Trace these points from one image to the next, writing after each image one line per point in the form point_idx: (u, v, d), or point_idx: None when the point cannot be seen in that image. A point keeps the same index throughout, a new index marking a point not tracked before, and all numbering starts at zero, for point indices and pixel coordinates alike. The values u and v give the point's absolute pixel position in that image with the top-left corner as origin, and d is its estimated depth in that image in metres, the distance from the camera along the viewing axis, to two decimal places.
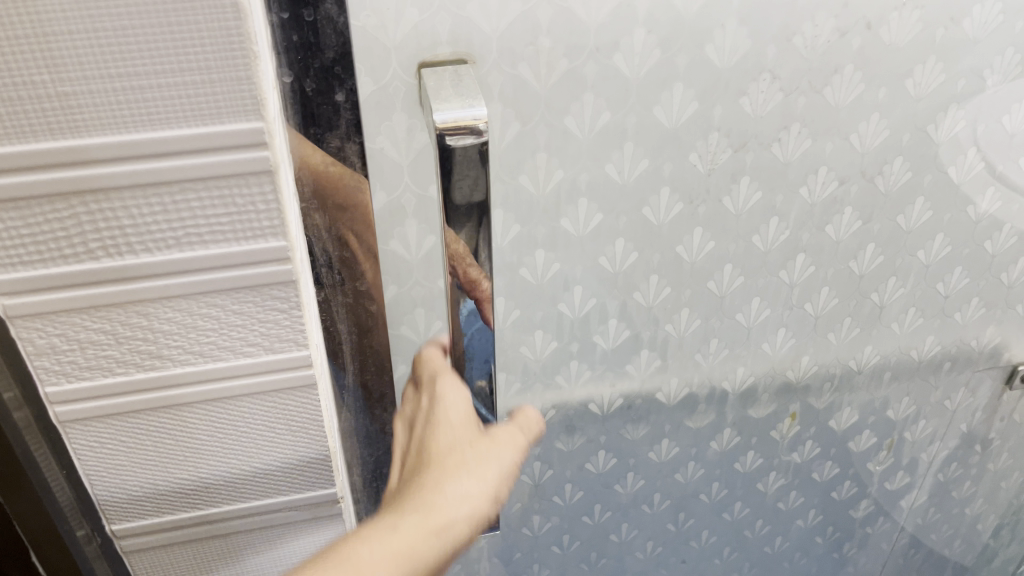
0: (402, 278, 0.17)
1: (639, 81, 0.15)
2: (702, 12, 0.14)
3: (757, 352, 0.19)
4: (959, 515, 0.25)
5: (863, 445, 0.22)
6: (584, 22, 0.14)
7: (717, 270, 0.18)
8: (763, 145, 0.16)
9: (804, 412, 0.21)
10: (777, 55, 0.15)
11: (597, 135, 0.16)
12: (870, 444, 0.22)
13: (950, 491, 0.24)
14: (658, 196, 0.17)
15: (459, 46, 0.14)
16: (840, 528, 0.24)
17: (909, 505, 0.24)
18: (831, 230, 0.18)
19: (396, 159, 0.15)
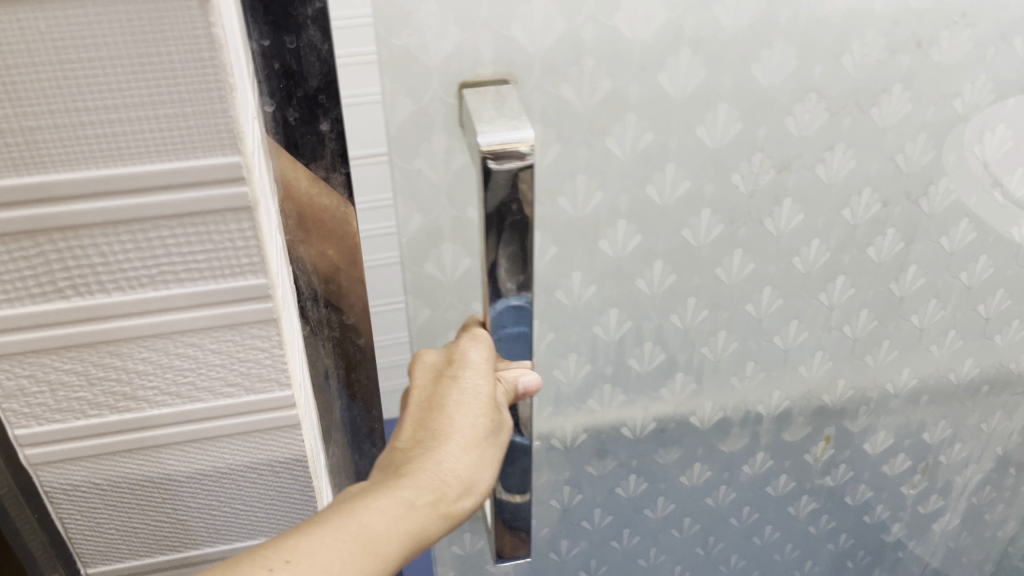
0: (435, 300, 0.17)
1: (682, 100, 0.15)
2: (748, 29, 0.14)
3: (793, 375, 0.19)
4: (991, 537, 0.25)
5: (898, 468, 0.22)
6: (628, 39, 0.14)
7: (756, 292, 0.17)
8: (808, 165, 0.16)
9: (838, 435, 0.20)
10: (825, 74, 0.15)
11: (638, 156, 0.15)
12: (905, 467, 0.22)
13: (983, 513, 0.24)
14: (698, 218, 0.16)
15: (501, 65, 0.14)
16: (870, 552, 0.23)
17: (942, 528, 0.24)
18: (873, 251, 0.17)
19: (434, 180, 0.15)
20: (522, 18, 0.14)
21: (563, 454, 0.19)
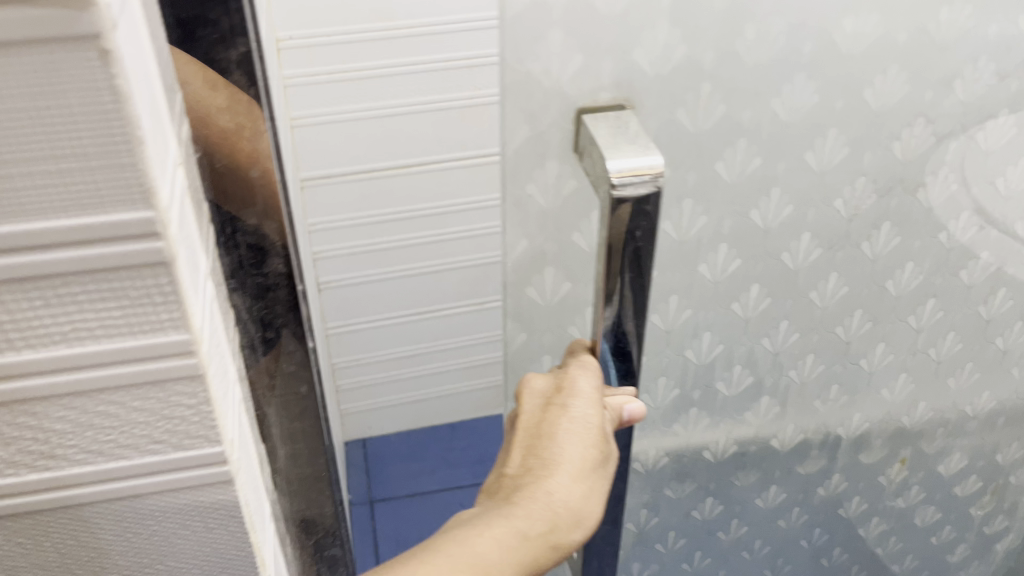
0: (532, 324, 0.17)
1: (796, 124, 0.15)
2: (866, 51, 0.14)
3: (874, 398, 0.19)
4: None
5: (968, 489, 0.22)
6: (749, 63, 0.14)
7: (846, 317, 0.18)
8: (910, 189, 0.16)
9: (912, 458, 0.21)
10: (933, 99, 0.15)
11: (748, 179, 0.15)
12: (974, 488, 0.22)
13: None
14: (800, 240, 0.16)
15: (619, 91, 0.14)
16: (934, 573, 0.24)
17: (1005, 550, 0.24)
18: (964, 276, 0.18)
19: (542, 207, 0.15)
20: (645, 44, 0.14)
21: (643, 477, 0.19)
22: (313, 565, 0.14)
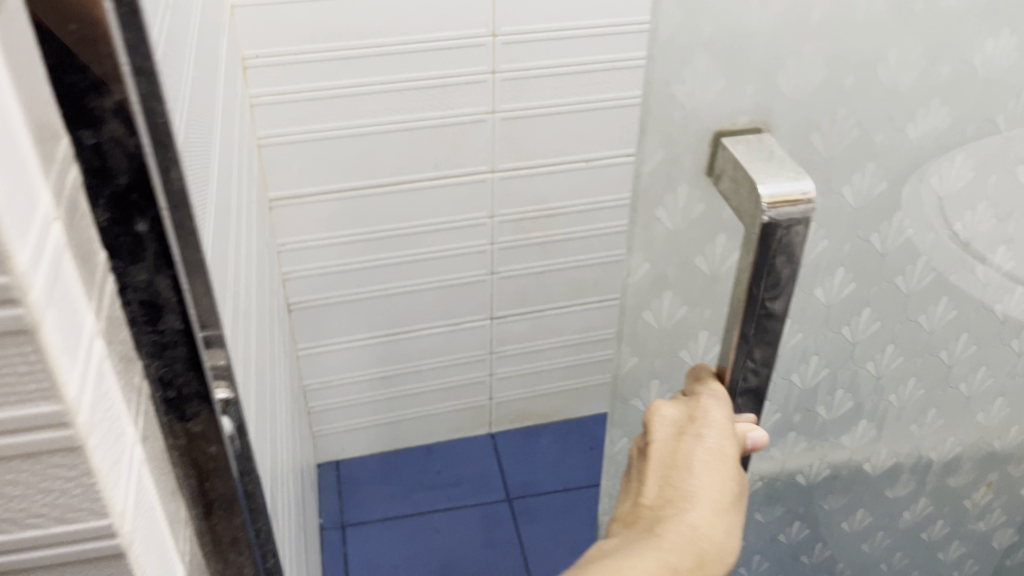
0: (678, 243, 0.51)
1: (786, 94, 0.46)
2: (808, 69, 0.45)
3: (680, 244, 0.51)
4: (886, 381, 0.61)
5: (893, 259, 0.57)
6: (783, 83, 0.45)
7: (666, 215, 0.49)
8: (832, 107, 0.47)
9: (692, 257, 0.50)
10: (823, 83, 0.46)
11: (809, 89, 0.46)
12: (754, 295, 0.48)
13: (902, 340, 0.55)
14: (800, 109, 0.46)
15: (752, 121, 0.46)
16: None
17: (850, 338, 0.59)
18: (883, 116, 0.49)
19: (684, 219, 0.50)
20: (743, 104, 0.45)
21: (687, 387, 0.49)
22: (172, 422, 0.39)
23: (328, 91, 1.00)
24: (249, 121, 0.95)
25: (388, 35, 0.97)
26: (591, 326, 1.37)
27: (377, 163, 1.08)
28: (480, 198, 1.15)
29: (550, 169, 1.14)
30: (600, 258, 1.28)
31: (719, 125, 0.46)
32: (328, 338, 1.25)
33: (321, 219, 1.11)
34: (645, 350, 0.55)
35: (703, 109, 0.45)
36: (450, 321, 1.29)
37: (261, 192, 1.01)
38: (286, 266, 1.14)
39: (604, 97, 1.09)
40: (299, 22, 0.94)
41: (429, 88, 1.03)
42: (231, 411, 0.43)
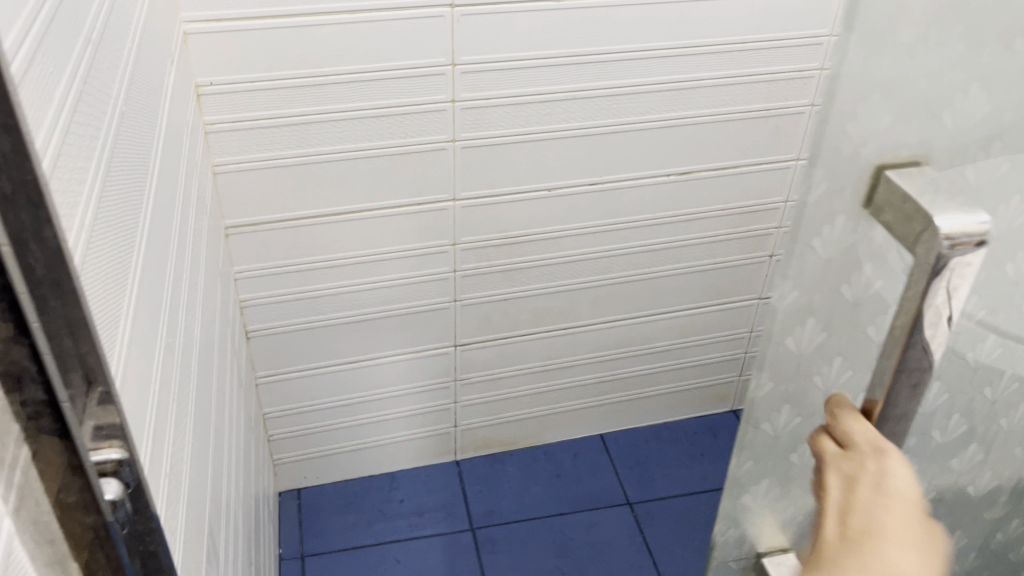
0: (827, 262, 0.52)
1: (935, 118, 0.47)
2: (952, 90, 0.46)
3: (867, 264, 0.52)
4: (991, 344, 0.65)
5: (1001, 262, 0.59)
6: (934, 98, 0.46)
7: (846, 242, 0.51)
8: (974, 135, 0.49)
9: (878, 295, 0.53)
10: (964, 102, 0.47)
11: (954, 116, 0.47)
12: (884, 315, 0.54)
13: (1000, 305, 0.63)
14: (947, 127, 0.47)
15: (914, 151, 0.47)
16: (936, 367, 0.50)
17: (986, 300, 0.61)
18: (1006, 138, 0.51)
19: (842, 222, 0.50)
20: (897, 138, 0.47)
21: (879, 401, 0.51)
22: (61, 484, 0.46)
23: (281, 84, 1.11)
24: (194, 111, 1.07)
25: (333, 37, 1.09)
26: (552, 311, 1.49)
27: (317, 153, 1.19)
28: (443, 225, 1.32)
29: (493, 145, 1.25)
30: (553, 263, 1.42)
31: (881, 159, 0.47)
32: (275, 320, 1.35)
33: (273, 202, 1.22)
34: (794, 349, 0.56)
35: (864, 146, 0.47)
36: (394, 306, 1.39)
37: (205, 166, 1.12)
38: (235, 244, 1.25)
39: (530, 90, 1.20)
40: (252, 49, 1.08)
41: (389, 116, 1.18)
42: (122, 474, 0.49)
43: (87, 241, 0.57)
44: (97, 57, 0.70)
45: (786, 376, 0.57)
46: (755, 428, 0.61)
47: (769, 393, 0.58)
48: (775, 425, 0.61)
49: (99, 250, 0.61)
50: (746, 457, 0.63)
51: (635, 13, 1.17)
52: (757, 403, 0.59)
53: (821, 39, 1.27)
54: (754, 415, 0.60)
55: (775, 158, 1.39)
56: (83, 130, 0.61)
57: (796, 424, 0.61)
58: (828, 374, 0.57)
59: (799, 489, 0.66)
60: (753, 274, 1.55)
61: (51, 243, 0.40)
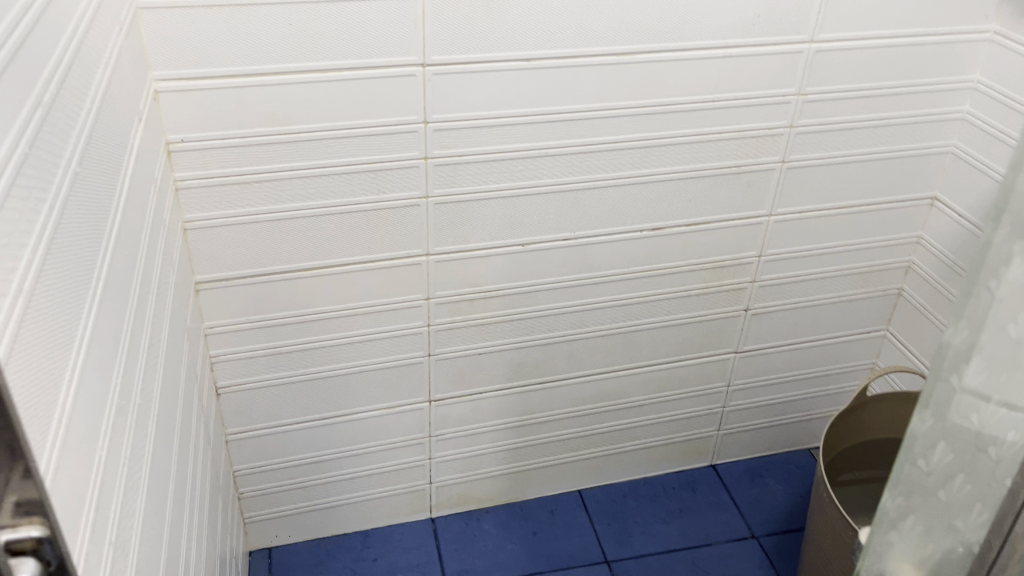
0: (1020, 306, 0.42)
1: None
2: None
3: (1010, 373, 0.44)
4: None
5: None
6: None
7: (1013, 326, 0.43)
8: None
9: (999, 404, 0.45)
10: None
11: None
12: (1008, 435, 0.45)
13: None
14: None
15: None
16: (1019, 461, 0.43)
17: None
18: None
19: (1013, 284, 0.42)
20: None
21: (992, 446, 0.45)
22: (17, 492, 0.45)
23: (252, 141, 1.12)
24: (163, 167, 1.07)
25: (305, 94, 1.10)
26: (527, 365, 1.49)
27: (288, 209, 1.19)
28: (416, 280, 1.32)
29: (467, 200, 1.25)
30: (528, 317, 1.42)
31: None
32: (247, 376, 1.34)
33: (246, 257, 1.22)
34: (960, 390, 0.47)
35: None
36: (368, 362, 1.38)
37: (174, 222, 1.12)
38: (206, 299, 1.24)
39: (501, 147, 1.22)
40: (223, 107, 1.08)
41: (362, 172, 1.19)
42: (42, 551, 0.49)
43: (21, 309, 0.58)
44: (46, 122, 0.70)
45: (948, 413, 0.48)
46: (911, 462, 0.51)
47: (929, 429, 0.49)
48: (930, 463, 0.50)
49: (37, 317, 0.61)
50: (898, 491, 0.53)
51: (604, 72, 1.19)
52: (919, 436, 0.50)
53: (788, 98, 1.30)
54: (911, 447, 0.51)
55: (748, 213, 1.41)
56: (24, 195, 0.62)
57: (950, 470, 0.49)
58: (985, 415, 0.45)
59: (942, 530, 0.51)
60: (729, 328, 1.56)
61: None
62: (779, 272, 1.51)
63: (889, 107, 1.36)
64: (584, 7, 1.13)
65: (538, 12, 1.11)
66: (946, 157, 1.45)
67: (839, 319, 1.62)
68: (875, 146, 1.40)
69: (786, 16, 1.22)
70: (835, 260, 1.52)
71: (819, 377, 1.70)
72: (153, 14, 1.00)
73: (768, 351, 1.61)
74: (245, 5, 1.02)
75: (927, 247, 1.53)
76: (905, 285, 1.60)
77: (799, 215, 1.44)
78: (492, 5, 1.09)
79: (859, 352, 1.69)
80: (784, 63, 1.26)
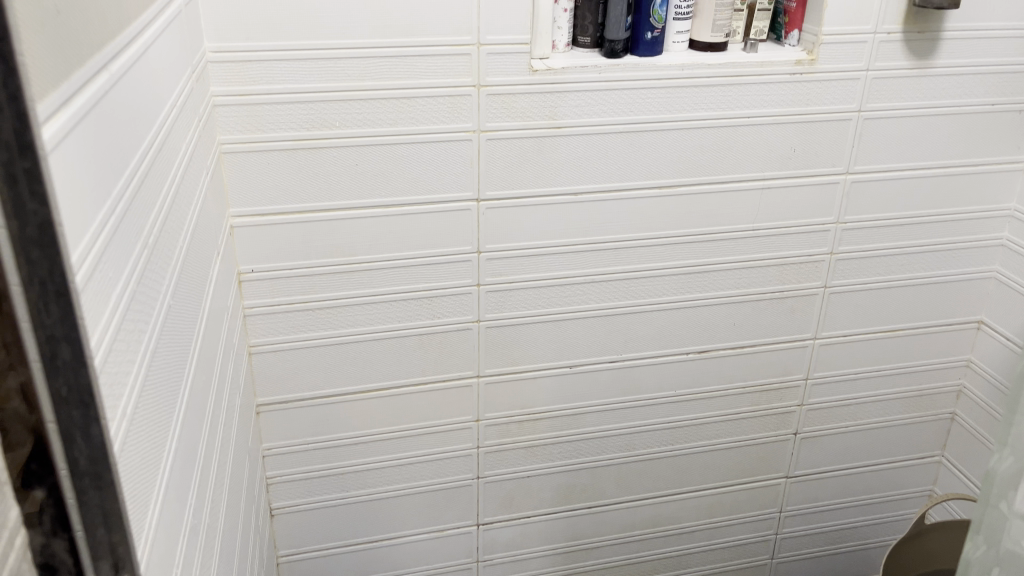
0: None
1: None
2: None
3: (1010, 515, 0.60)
4: None
5: None
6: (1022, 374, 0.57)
7: (1008, 486, 0.60)
8: None
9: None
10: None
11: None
12: None
13: None
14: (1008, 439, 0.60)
15: None
16: None
17: None
18: None
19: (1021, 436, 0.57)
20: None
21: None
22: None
23: (319, 270, 1.20)
24: (235, 297, 1.15)
25: (368, 227, 1.18)
26: (575, 489, 1.50)
27: (348, 334, 1.26)
28: (468, 402, 1.36)
29: (517, 326, 1.31)
30: (576, 440, 1.45)
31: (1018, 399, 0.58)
32: (300, 498, 1.38)
33: (308, 381, 1.28)
34: (1008, 517, 0.60)
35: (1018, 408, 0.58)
36: (418, 484, 1.42)
37: (242, 348, 1.19)
38: (265, 421, 1.30)
39: (551, 275, 1.28)
40: (294, 240, 1.17)
41: (417, 299, 1.25)
42: None
43: (123, 433, 0.61)
44: (150, 260, 0.75)
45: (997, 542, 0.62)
46: None
47: (981, 556, 0.63)
48: None
49: (135, 441, 0.65)
50: None
51: (648, 203, 1.26)
52: (974, 563, 0.64)
53: (826, 226, 1.35)
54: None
55: (791, 337, 1.44)
56: (132, 326, 0.66)
57: None
58: None
59: None
60: (779, 452, 1.56)
61: (83, 381, 0.45)
62: (826, 396, 1.52)
63: (927, 235, 1.41)
64: (628, 144, 1.22)
65: (586, 150, 1.20)
66: (988, 282, 1.48)
67: (890, 443, 1.61)
68: (916, 272, 1.43)
69: (820, 150, 1.29)
70: (881, 384, 1.54)
71: (874, 504, 1.68)
72: (234, 157, 1.10)
73: (820, 476, 1.61)
74: (319, 147, 1.12)
75: (976, 370, 1.54)
76: (957, 409, 1.60)
77: (843, 338, 1.46)
78: (544, 145, 1.18)
79: (913, 478, 1.67)
80: (821, 194, 1.32)
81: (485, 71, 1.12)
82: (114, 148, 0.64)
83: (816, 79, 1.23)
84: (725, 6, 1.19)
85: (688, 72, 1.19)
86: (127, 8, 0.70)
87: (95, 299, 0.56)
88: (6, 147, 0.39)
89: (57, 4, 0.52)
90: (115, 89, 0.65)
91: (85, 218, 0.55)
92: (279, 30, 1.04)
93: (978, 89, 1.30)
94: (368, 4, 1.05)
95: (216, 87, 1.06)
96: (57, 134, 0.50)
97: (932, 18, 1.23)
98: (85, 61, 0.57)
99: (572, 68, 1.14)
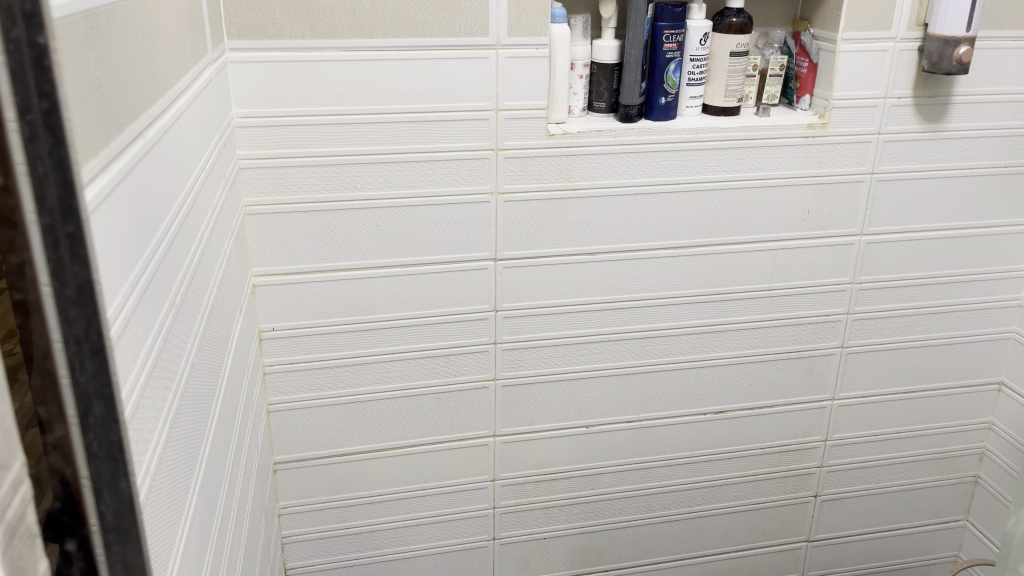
0: None
1: None
2: None
3: None
4: None
5: None
6: None
7: None
8: None
9: None
10: None
11: None
12: None
13: None
14: None
15: None
16: None
17: None
18: None
19: None
20: None
21: None
22: None
23: (339, 329, 1.22)
24: (256, 355, 1.17)
25: (388, 286, 1.21)
26: (592, 551, 1.49)
27: (366, 393, 1.27)
28: (484, 461, 1.36)
29: (533, 385, 1.32)
30: (592, 501, 1.44)
31: None
32: (316, 557, 1.37)
33: (327, 439, 1.29)
34: None
35: None
36: (434, 544, 1.41)
37: (261, 406, 1.20)
38: (282, 479, 1.30)
39: (567, 334, 1.30)
40: (315, 300, 1.20)
41: (434, 358, 1.27)
42: None
43: (147, 487, 0.62)
44: (176, 318, 0.77)
45: None
46: None
47: None
48: None
49: (158, 494, 0.66)
50: None
51: (663, 263, 1.28)
52: None
53: (842, 286, 1.36)
54: None
55: (809, 398, 1.44)
56: (159, 382, 0.68)
57: None
58: None
59: None
60: (799, 516, 1.54)
61: (115, 439, 0.46)
62: (846, 458, 1.51)
63: (943, 295, 1.41)
64: (643, 206, 1.24)
65: (602, 212, 1.23)
66: (1006, 343, 1.48)
67: (913, 506, 1.59)
68: (932, 333, 1.43)
69: (833, 211, 1.30)
70: (901, 446, 1.52)
71: (897, 569, 1.65)
72: (259, 219, 1.14)
73: (841, 540, 1.58)
74: (343, 209, 1.15)
75: (998, 432, 1.52)
76: (980, 472, 1.57)
77: (862, 400, 1.46)
78: (560, 206, 1.21)
79: (939, 543, 1.64)
80: (836, 255, 1.34)
81: (503, 136, 1.15)
82: (146, 212, 0.66)
83: (828, 142, 1.26)
84: (737, 71, 1.22)
85: (701, 135, 1.21)
86: (162, 77, 0.74)
87: (128, 352, 0.58)
88: (50, 213, 0.41)
89: (100, 77, 0.55)
90: (150, 154, 0.68)
91: (119, 274, 0.57)
92: (307, 97, 1.08)
93: (990, 151, 1.32)
94: (390, 72, 1.09)
95: (243, 151, 1.10)
96: (97, 197, 0.52)
97: (940, 83, 1.26)
98: (123, 128, 0.60)
99: (588, 132, 1.17)
